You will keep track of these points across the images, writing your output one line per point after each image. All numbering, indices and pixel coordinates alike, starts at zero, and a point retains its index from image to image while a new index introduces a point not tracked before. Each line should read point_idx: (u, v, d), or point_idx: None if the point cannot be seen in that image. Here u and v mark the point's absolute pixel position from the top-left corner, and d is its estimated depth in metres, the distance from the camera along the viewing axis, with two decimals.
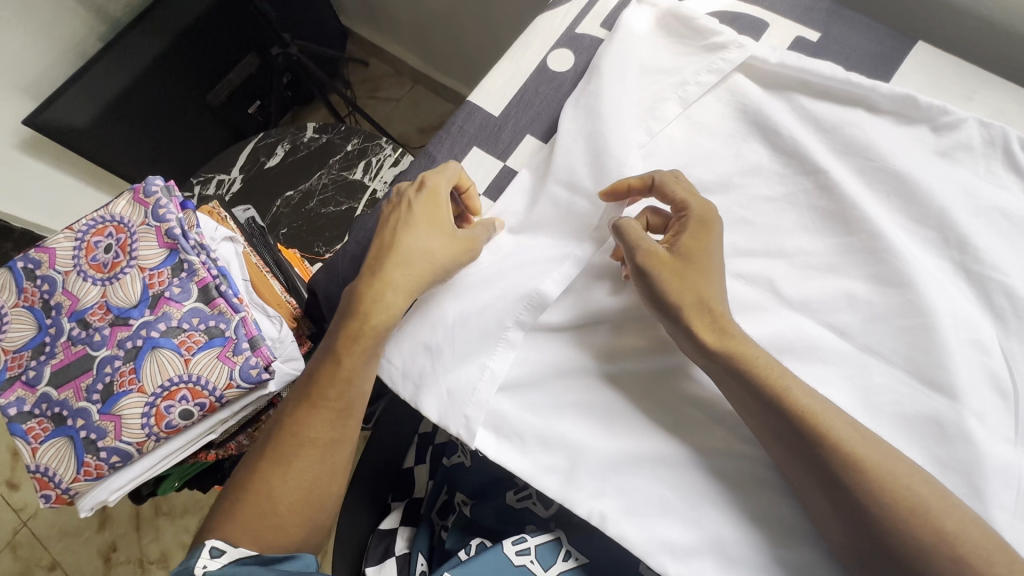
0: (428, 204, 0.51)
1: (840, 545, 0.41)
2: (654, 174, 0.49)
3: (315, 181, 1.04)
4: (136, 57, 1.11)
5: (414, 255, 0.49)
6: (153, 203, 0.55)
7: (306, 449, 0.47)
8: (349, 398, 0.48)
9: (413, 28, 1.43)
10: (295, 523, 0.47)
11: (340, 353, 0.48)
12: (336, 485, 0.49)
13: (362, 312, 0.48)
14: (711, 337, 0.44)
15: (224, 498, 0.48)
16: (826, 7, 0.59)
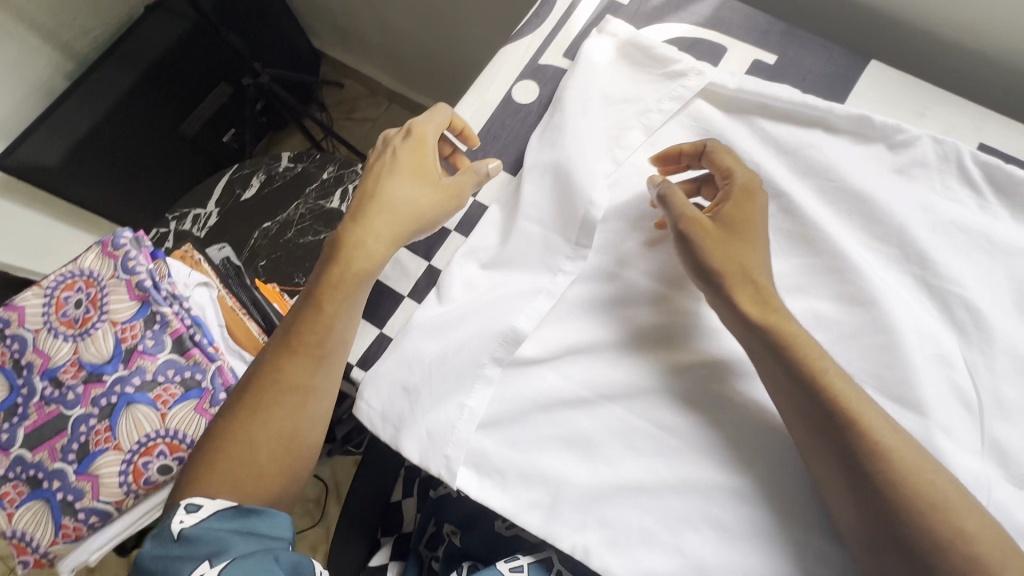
0: (415, 150, 0.54)
1: (849, 534, 0.42)
2: (706, 141, 0.53)
3: (291, 211, 1.03)
4: (105, 92, 1.09)
5: (401, 197, 0.52)
6: (122, 255, 0.55)
7: (286, 396, 0.47)
8: (331, 345, 0.49)
9: (385, 49, 1.43)
10: (273, 475, 0.45)
11: (323, 298, 0.49)
12: (315, 433, 0.48)
13: (344, 257, 0.50)
14: (755, 313, 0.46)
15: (199, 451, 0.46)
16: (781, 29, 0.60)
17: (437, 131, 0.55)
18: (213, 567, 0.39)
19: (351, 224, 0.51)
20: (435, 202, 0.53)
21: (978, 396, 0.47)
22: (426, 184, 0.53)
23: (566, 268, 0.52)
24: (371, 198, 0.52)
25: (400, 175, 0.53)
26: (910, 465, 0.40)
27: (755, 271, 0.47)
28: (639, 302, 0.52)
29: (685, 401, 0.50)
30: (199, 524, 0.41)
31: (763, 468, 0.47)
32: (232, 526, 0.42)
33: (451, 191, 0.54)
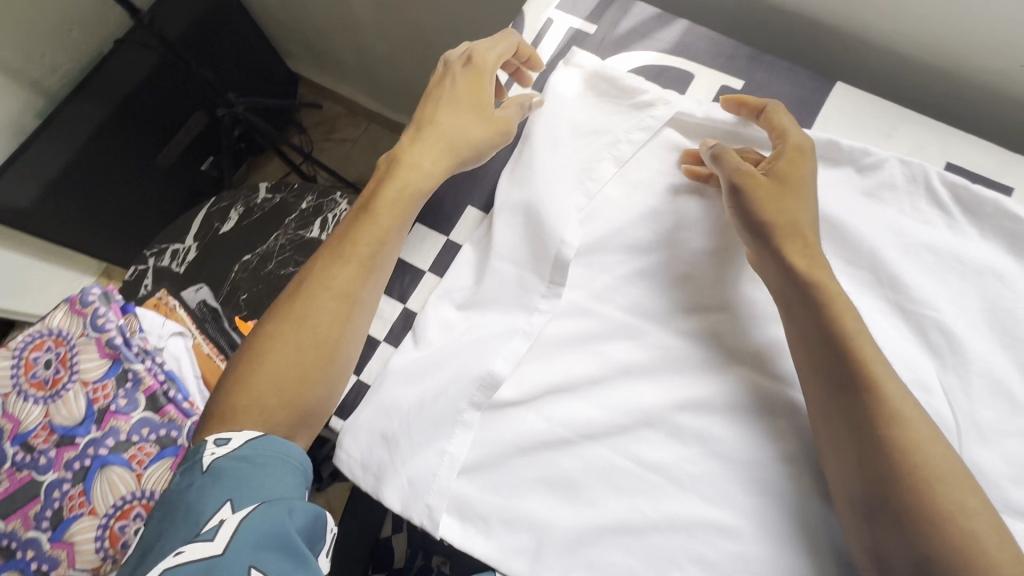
0: (473, 79, 0.56)
1: (844, 509, 0.43)
2: (768, 102, 0.52)
3: (271, 242, 1.02)
4: (78, 127, 1.07)
5: (452, 128, 0.55)
6: (91, 312, 0.54)
7: (333, 301, 0.49)
8: (379, 256, 0.51)
9: (360, 69, 1.39)
10: (311, 382, 0.47)
11: (375, 210, 0.52)
12: (351, 343, 0.50)
13: (398, 175, 0.53)
14: (800, 267, 0.47)
15: (245, 353, 0.49)
16: (747, 53, 0.60)
17: (498, 60, 0.56)
18: (234, 513, 0.39)
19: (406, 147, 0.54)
20: (479, 135, 0.55)
21: (955, 419, 0.47)
22: (473, 116, 0.55)
23: (541, 307, 0.53)
24: (424, 124, 0.55)
25: (451, 105, 0.55)
26: (923, 454, 0.40)
27: (804, 237, 0.48)
28: (615, 334, 0.53)
29: (665, 436, 0.50)
30: (233, 456, 0.41)
31: (744, 500, 0.47)
32: (258, 462, 0.42)
33: (497, 125, 0.55)
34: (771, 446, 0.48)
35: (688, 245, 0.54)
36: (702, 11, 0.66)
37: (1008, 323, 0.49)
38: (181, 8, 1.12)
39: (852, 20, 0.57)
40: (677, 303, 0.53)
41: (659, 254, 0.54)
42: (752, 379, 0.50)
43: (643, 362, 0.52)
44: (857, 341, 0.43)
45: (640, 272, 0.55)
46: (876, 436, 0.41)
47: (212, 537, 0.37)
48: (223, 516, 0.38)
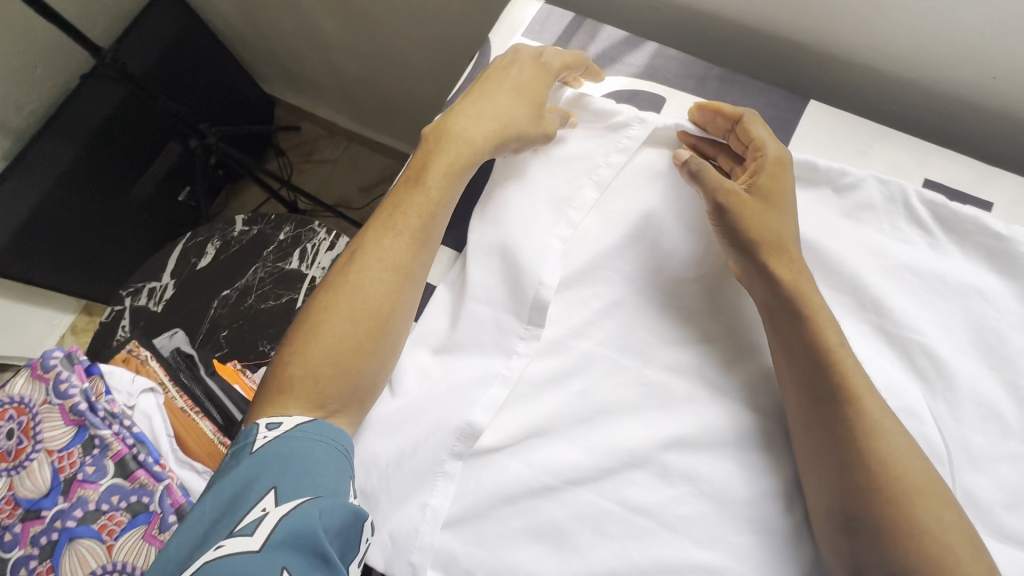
0: (535, 75, 0.55)
1: (820, 517, 0.44)
2: (745, 112, 0.52)
3: (250, 276, 0.99)
4: (48, 166, 1.05)
5: (501, 108, 0.54)
6: (53, 377, 0.52)
7: (385, 273, 0.50)
8: (428, 229, 0.52)
9: (336, 92, 1.36)
10: (364, 352, 0.48)
11: (425, 184, 0.52)
12: (400, 317, 0.50)
13: (448, 150, 0.53)
14: (787, 280, 0.47)
15: (304, 321, 0.50)
16: (718, 75, 0.60)
17: (563, 65, 0.56)
18: (276, 505, 0.38)
19: (456, 122, 0.54)
20: (529, 129, 0.53)
21: (947, 446, 0.46)
22: (525, 107, 0.54)
23: (519, 350, 0.52)
24: (478, 102, 0.54)
25: (507, 89, 0.54)
26: (903, 471, 0.41)
27: (791, 261, 0.47)
28: (598, 371, 0.52)
29: (652, 477, 0.49)
30: (282, 445, 0.42)
31: (735, 541, 0.46)
32: (307, 450, 0.42)
33: (547, 124, 0.54)
34: (760, 482, 0.47)
35: (667, 277, 0.53)
36: (673, 30, 0.65)
37: (994, 343, 0.48)
38: (147, 42, 1.10)
39: (823, 37, 0.56)
40: (659, 334, 0.52)
41: (638, 285, 0.53)
42: (740, 414, 0.49)
43: (627, 401, 0.51)
44: (837, 354, 0.44)
45: (619, 304, 0.53)
46: (855, 449, 0.42)
47: (252, 531, 0.37)
48: (265, 508, 0.38)
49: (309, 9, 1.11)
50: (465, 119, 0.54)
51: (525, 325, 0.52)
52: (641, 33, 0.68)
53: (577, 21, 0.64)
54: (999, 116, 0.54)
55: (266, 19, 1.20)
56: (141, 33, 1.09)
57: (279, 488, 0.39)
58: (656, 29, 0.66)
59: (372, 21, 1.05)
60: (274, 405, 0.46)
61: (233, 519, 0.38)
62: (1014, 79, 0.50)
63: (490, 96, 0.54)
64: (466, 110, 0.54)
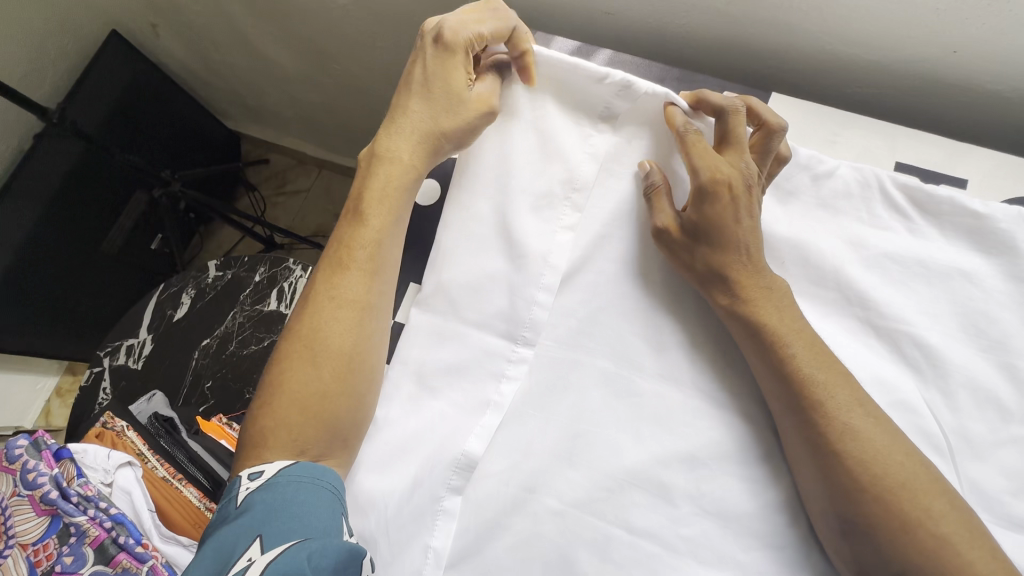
0: (443, 63, 0.49)
1: (819, 514, 0.42)
2: (683, 129, 0.47)
3: (229, 322, 0.97)
4: (10, 231, 0.99)
5: (419, 119, 0.49)
6: (20, 467, 0.50)
7: (340, 310, 0.47)
8: (377, 258, 0.49)
9: (301, 122, 1.33)
10: (335, 393, 0.46)
11: (364, 217, 0.49)
12: (367, 350, 0.48)
13: (380, 177, 0.50)
14: (729, 301, 0.46)
15: (269, 374, 0.48)
16: (676, 76, 0.58)
17: (472, 39, 0.48)
18: (262, 554, 0.36)
19: (383, 145, 0.51)
20: (455, 125, 0.49)
21: (946, 437, 0.45)
22: (446, 106, 0.49)
23: (509, 373, 0.50)
24: (397, 115, 0.50)
25: (421, 90, 0.49)
26: (879, 468, 0.40)
27: (747, 280, 0.46)
28: (588, 393, 0.49)
29: (655, 499, 0.46)
30: (266, 491, 0.41)
31: (742, 558, 0.45)
32: (293, 494, 0.40)
33: (475, 107, 0.49)
34: (761, 497, 0.45)
35: (644, 290, 0.51)
36: (626, 34, 0.63)
37: (983, 325, 0.47)
38: (99, 93, 1.07)
39: (780, 27, 0.54)
40: (647, 346, 0.49)
41: (618, 299, 0.51)
42: (738, 424, 0.47)
43: (622, 427, 0.48)
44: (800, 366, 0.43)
45: (604, 320, 0.51)
46: (844, 446, 0.41)
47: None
48: (251, 557, 0.36)
49: (263, 45, 1.09)
50: (392, 138, 0.51)
51: (513, 345, 0.51)
52: (595, 40, 0.67)
53: None
54: (965, 90, 0.53)
55: (220, 57, 1.17)
56: (92, 86, 1.05)
57: (265, 536, 0.37)
58: (608, 33, 0.65)
59: (329, 51, 1.03)
60: (251, 456, 0.44)
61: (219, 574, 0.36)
62: (975, 52, 0.49)
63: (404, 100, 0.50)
64: (392, 133, 0.50)
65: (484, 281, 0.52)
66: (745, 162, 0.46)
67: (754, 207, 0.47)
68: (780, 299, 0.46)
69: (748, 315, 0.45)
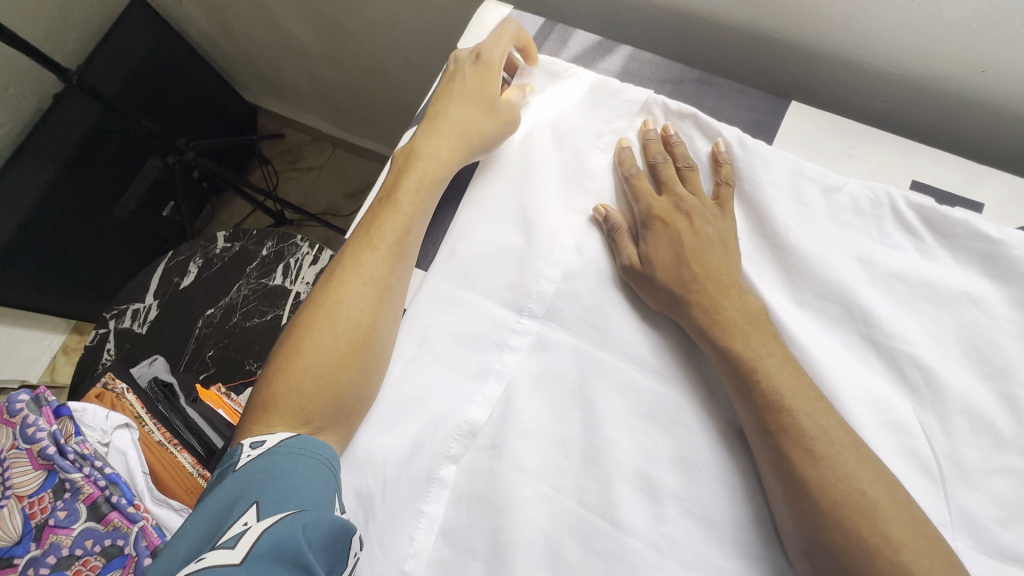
0: (482, 77, 0.55)
1: (791, 530, 0.41)
2: (656, 158, 0.52)
3: (234, 293, 0.98)
4: (25, 187, 1.02)
5: (458, 119, 0.54)
6: (20, 421, 0.50)
7: (363, 287, 0.48)
8: (403, 242, 0.51)
9: (318, 98, 1.34)
10: (348, 367, 0.46)
11: (396, 200, 0.51)
12: (384, 330, 0.49)
13: (416, 167, 0.53)
14: (704, 322, 0.46)
15: (286, 341, 0.48)
16: (696, 77, 0.57)
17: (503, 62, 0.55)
18: (257, 521, 0.37)
19: (422, 139, 0.54)
20: (488, 129, 0.54)
21: (937, 461, 0.44)
22: (483, 112, 0.54)
23: (512, 342, 0.51)
24: (438, 116, 0.55)
25: (460, 97, 0.55)
26: (854, 483, 0.39)
27: (724, 301, 0.46)
28: (581, 389, 0.49)
29: (639, 497, 0.46)
30: (265, 461, 0.41)
31: (723, 564, 0.44)
32: (290, 466, 0.41)
33: (506, 116, 0.54)
34: (747, 505, 0.45)
35: None
36: (648, 29, 0.63)
37: (987, 352, 0.46)
38: (119, 57, 1.08)
39: (805, 34, 0.54)
40: (644, 346, 0.49)
41: (619, 297, 0.51)
42: (728, 429, 0.46)
43: (614, 422, 0.47)
44: (775, 389, 0.42)
45: (603, 317, 0.50)
46: (827, 457, 0.40)
47: (234, 544, 0.35)
48: (247, 523, 0.37)
49: (284, 19, 1.09)
50: (431, 135, 0.54)
51: (519, 315, 0.51)
52: (617, 36, 0.66)
53: (549, 26, 0.62)
54: (989, 111, 0.52)
55: (241, 28, 1.17)
56: (110, 49, 1.06)
57: (262, 504, 0.38)
58: (631, 30, 0.64)
59: (350, 29, 1.03)
60: (260, 423, 0.45)
61: (215, 537, 0.37)
62: (1003, 73, 0.48)
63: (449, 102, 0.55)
64: (432, 130, 0.54)
65: (498, 252, 0.53)
66: (679, 197, 0.50)
67: (698, 230, 0.49)
68: (756, 322, 0.46)
69: (723, 340, 0.45)
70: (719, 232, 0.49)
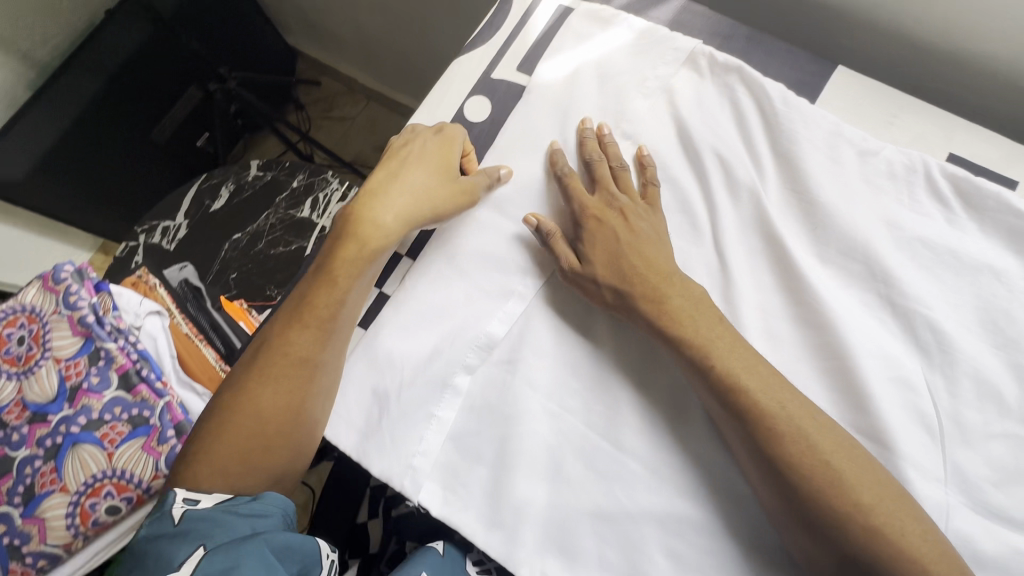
0: (437, 151, 0.53)
1: (755, 478, 0.42)
2: (586, 158, 0.53)
3: (262, 221, 1.01)
4: (71, 98, 1.04)
5: (411, 191, 0.51)
6: (63, 290, 0.53)
7: (292, 368, 0.47)
8: (337, 319, 0.49)
9: (359, 46, 1.35)
10: (276, 447, 0.46)
11: (333, 277, 0.49)
12: (318, 408, 0.48)
13: (356, 239, 0.50)
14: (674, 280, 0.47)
15: (207, 421, 0.47)
16: (746, 33, 0.58)
17: (456, 147, 0.54)
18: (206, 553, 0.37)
19: (368, 208, 0.51)
20: (440, 208, 0.52)
21: (939, 420, 0.45)
22: (437, 190, 0.52)
23: (536, 268, 0.52)
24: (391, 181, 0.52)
25: (413, 170, 0.52)
26: (814, 436, 0.40)
27: (668, 292, 0.46)
28: (598, 317, 0.51)
29: (646, 424, 0.48)
30: (205, 509, 0.41)
31: (721, 496, 0.45)
32: (233, 510, 0.41)
33: (460, 196, 0.52)
34: None
35: (671, 231, 0.52)
36: None
37: (1002, 324, 0.47)
38: None
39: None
40: None
41: None
42: None
43: (625, 350, 0.49)
44: None
45: None
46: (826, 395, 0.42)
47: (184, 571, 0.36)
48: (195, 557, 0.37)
49: None
50: (374, 204, 0.51)
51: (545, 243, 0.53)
52: None
53: None
54: None
55: None
56: None
57: (207, 545, 0.38)
58: None
59: None
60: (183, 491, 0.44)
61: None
62: None
63: (402, 178, 0.52)
64: (374, 201, 0.51)
65: (533, 183, 0.54)
66: (613, 194, 0.51)
67: (634, 227, 0.50)
68: (701, 306, 0.46)
69: (673, 330, 0.45)
70: (653, 227, 0.50)
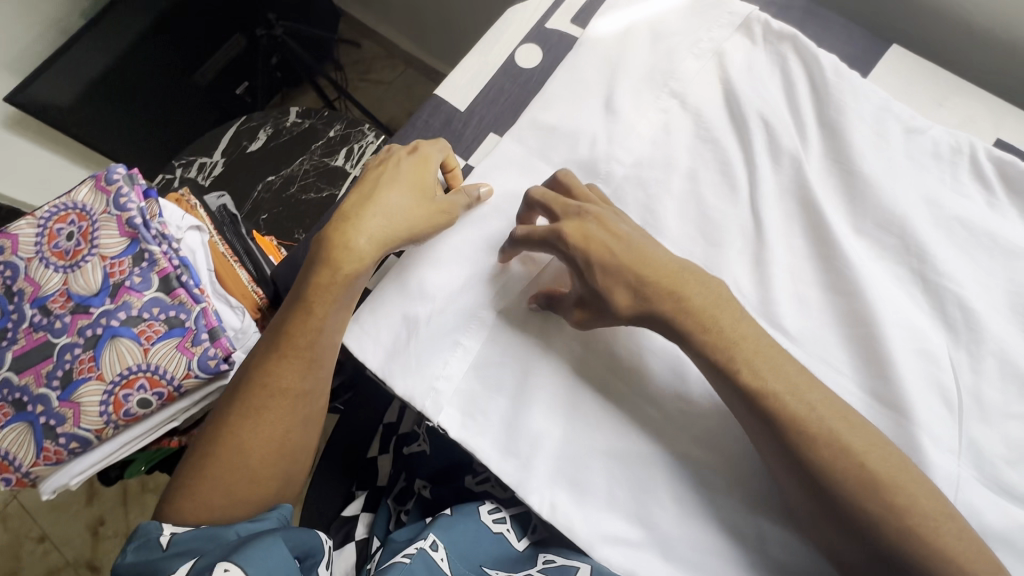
0: (415, 168, 0.51)
1: (760, 440, 0.42)
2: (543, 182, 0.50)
3: (296, 166, 1.02)
4: (121, 32, 1.06)
5: (391, 212, 0.49)
6: (114, 191, 0.55)
7: (273, 400, 0.48)
8: (318, 352, 0.49)
9: (404, 8, 1.36)
10: (266, 477, 0.48)
11: (313, 311, 0.48)
12: (305, 434, 0.50)
13: (337, 267, 0.47)
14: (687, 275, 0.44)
15: (191, 455, 0.49)
16: (802, 5, 0.58)
17: (434, 163, 0.53)
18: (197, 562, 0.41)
19: (346, 230, 0.48)
20: (421, 225, 0.50)
21: (959, 395, 0.46)
22: (418, 208, 0.50)
23: None
24: (368, 202, 0.49)
25: (391, 189, 0.49)
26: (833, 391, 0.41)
27: (688, 287, 0.43)
28: None
29: (667, 373, 0.48)
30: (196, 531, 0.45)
31: (735, 447, 0.46)
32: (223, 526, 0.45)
33: (442, 211, 0.51)
34: None
35: (709, 189, 0.53)
36: None
37: None
38: None
39: None
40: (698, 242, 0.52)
41: (683, 186, 0.53)
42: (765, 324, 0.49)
43: None
44: None
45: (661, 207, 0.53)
46: None
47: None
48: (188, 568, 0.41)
49: None
50: (352, 226, 0.48)
51: None
52: None
53: None
54: None
55: None
56: None
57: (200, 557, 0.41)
58: None
59: None
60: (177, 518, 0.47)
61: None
62: None
63: (377, 199, 0.49)
64: (348, 222, 0.48)
65: (578, 131, 0.55)
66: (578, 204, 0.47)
67: (617, 232, 0.45)
68: (720, 302, 0.43)
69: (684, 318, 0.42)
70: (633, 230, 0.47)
